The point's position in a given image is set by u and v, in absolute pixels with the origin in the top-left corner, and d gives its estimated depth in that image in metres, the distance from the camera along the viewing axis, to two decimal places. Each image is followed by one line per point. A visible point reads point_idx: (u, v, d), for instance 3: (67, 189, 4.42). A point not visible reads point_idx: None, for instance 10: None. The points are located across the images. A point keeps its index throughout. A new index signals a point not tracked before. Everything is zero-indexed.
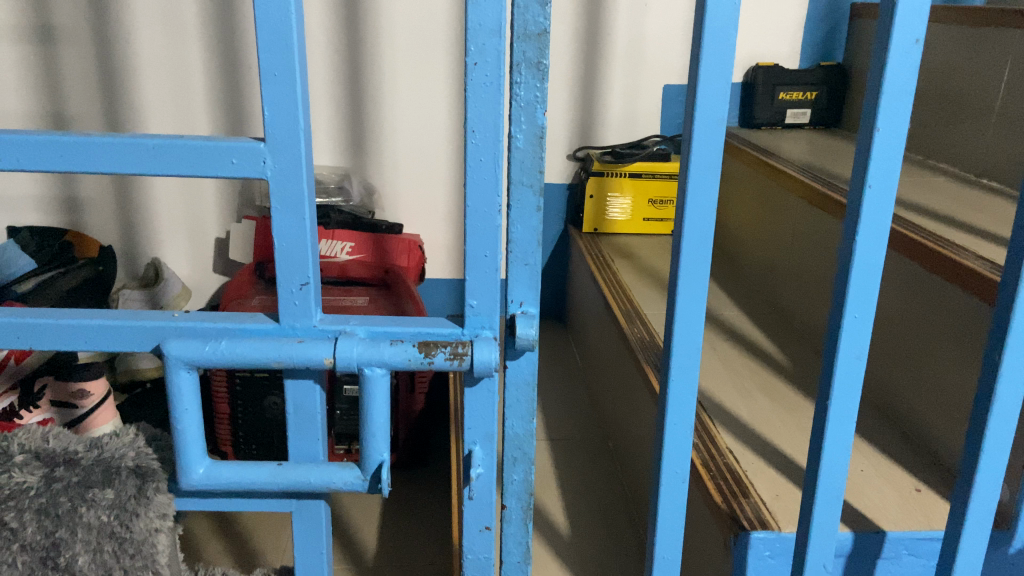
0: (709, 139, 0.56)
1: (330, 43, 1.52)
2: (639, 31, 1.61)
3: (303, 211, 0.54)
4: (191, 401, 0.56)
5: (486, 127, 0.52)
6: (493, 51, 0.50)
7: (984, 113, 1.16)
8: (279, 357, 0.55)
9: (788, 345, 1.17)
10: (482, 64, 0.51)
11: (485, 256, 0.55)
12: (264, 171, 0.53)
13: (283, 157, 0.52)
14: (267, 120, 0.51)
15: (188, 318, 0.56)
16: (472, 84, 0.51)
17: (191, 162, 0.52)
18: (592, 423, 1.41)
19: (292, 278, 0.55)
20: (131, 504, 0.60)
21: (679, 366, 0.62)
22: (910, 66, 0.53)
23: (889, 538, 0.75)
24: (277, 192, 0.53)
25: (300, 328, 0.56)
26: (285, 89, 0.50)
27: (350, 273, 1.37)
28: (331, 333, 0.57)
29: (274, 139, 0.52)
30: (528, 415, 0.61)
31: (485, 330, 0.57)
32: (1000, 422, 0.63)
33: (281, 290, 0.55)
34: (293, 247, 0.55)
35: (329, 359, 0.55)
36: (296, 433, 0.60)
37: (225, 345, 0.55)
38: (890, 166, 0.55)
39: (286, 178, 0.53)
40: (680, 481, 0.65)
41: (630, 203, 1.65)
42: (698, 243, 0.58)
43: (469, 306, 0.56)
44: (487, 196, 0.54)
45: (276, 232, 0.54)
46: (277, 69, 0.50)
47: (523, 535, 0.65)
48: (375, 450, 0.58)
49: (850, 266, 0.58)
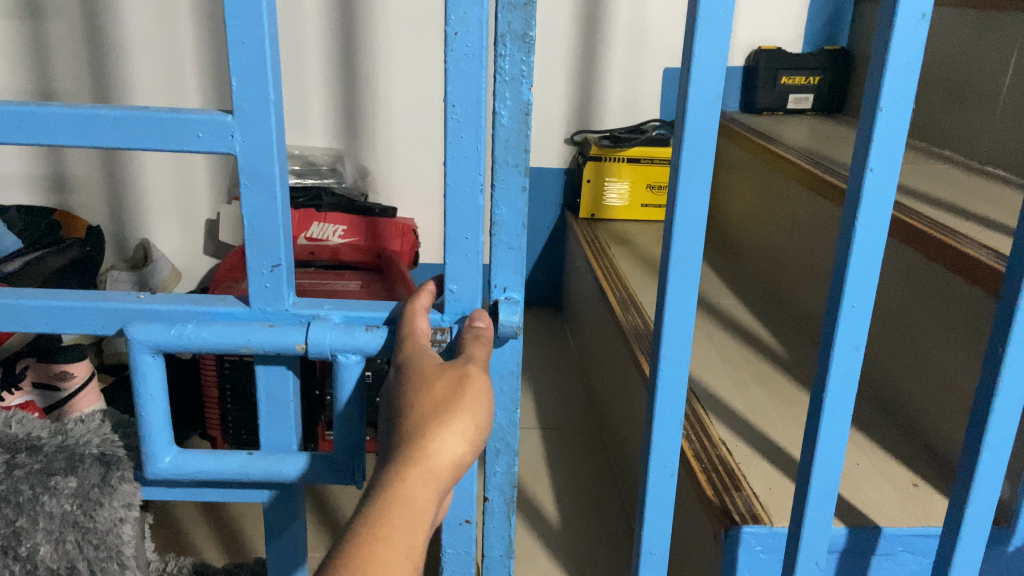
0: (704, 119, 0.53)
1: (325, 20, 1.48)
2: (641, 13, 1.57)
3: (274, 189, 0.51)
4: (156, 386, 0.54)
5: (467, 104, 0.49)
6: (475, 20, 0.47)
7: (991, 99, 1.13)
8: (248, 342, 0.52)
9: (784, 335, 1.15)
10: (463, 34, 0.48)
11: (465, 239, 0.52)
12: (233, 145, 0.50)
13: (253, 131, 0.49)
14: (236, 89, 0.48)
15: (155, 301, 0.54)
16: (453, 56, 0.48)
17: (153, 135, 0.49)
18: (585, 412, 1.38)
19: (262, 260, 0.53)
20: (95, 493, 0.58)
21: (668, 356, 0.59)
22: (916, 43, 0.50)
23: (884, 534, 0.73)
24: (247, 167, 0.50)
25: (273, 313, 0.54)
26: (252, 59, 0.47)
27: (342, 257, 1.36)
28: (304, 318, 0.54)
29: (243, 111, 0.49)
30: (512, 405, 0.59)
31: (465, 316, 0.55)
32: (1002, 417, 0.61)
33: (251, 272, 0.53)
34: (265, 227, 0.52)
35: (301, 344, 0.52)
36: (268, 421, 0.58)
37: (191, 329, 0.52)
38: (893, 149, 0.53)
39: (256, 154, 0.50)
40: (668, 475, 0.63)
41: (628, 189, 1.63)
42: (690, 228, 0.56)
43: (449, 291, 0.54)
44: (469, 177, 0.51)
45: (246, 211, 0.51)
46: (245, 36, 0.47)
47: (506, 529, 0.63)
48: (351, 439, 0.56)
49: (848, 255, 0.55)
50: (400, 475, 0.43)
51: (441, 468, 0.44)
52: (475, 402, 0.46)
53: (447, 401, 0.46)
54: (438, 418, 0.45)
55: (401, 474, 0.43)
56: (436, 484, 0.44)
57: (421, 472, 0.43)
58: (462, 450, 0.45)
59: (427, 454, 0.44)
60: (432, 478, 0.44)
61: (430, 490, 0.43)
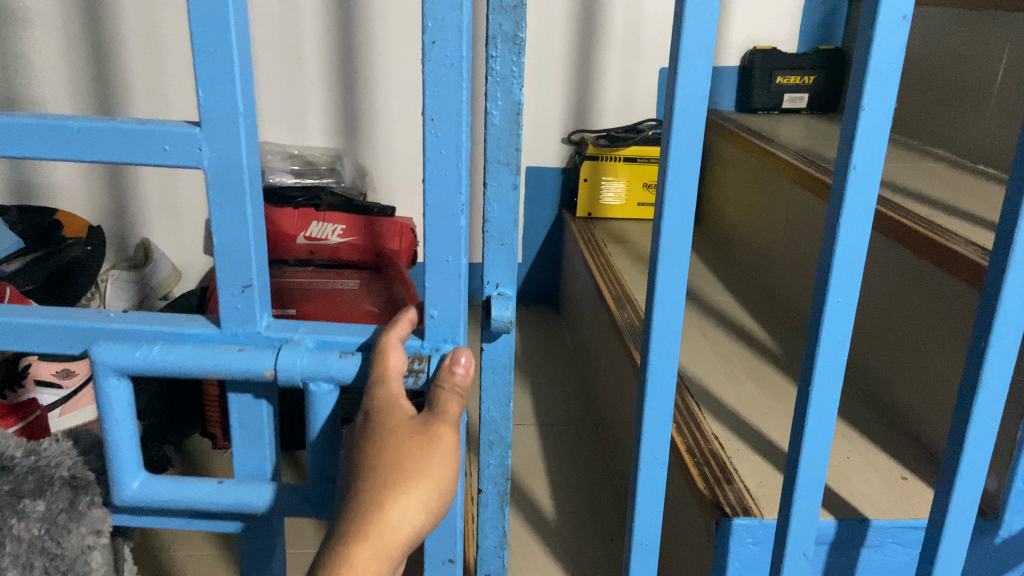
0: (691, 118, 0.54)
1: (324, 20, 1.49)
2: (637, 14, 1.59)
3: (244, 205, 0.52)
4: (123, 407, 0.55)
5: (446, 117, 0.50)
6: (453, 27, 0.48)
7: (981, 98, 1.14)
8: (216, 367, 0.53)
9: (777, 331, 1.16)
10: (441, 43, 0.48)
11: (447, 259, 0.53)
12: (202, 158, 0.51)
13: (221, 142, 0.50)
14: (203, 100, 0.49)
15: (125, 322, 0.55)
16: (432, 65, 0.48)
17: (123, 148, 0.50)
18: (581, 409, 1.40)
19: (233, 281, 0.54)
20: (62, 518, 0.59)
21: (658, 349, 0.60)
22: (896, 43, 0.51)
23: (872, 526, 0.74)
24: (215, 181, 0.51)
25: (244, 335, 0.55)
26: (221, 68, 0.48)
27: (341, 256, 1.41)
28: (276, 341, 0.55)
29: (211, 123, 0.50)
30: (504, 399, 0.60)
31: (447, 342, 0.55)
32: (986, 409, 0.62)
33: (223, 293, 0.54)
34: (237, 242, 0.53)
35: (270, 370, 0.53)
36: (242, 448, 0.59)
37: (158, 352, 0.54)
38: (876, 146, 0.54)
39: (225, 167, 0.51)
40: (659, 467, 0.64)
41: (625, 188, 1.64)
42: (678, 226, 0.57)
43: (430, 316, 0.55)
44: (450, 194, 0.51)
45: (217, 227, 0.53)
46: (211, 44, 0.48)
47: (500, 520, 0.66)
48: (323, 467, 0.57)
49: (832, 252, 0.57)
50: (355, 547, 0.47)
51: (395, 538, 0.48)
52: (437, 471, 0.50)
53: (411, 472, 0.49)
54: (398, 489, 0.49)
55: (356, 543, 0.47)
56: (388, 554, 0.48)
57: (376, 543, 0.47)
58: (417, 519, 0.49)
59: (384, 525, 0.48)
60: (384, 548, 0.48)
61: (381, 560, 0.47)
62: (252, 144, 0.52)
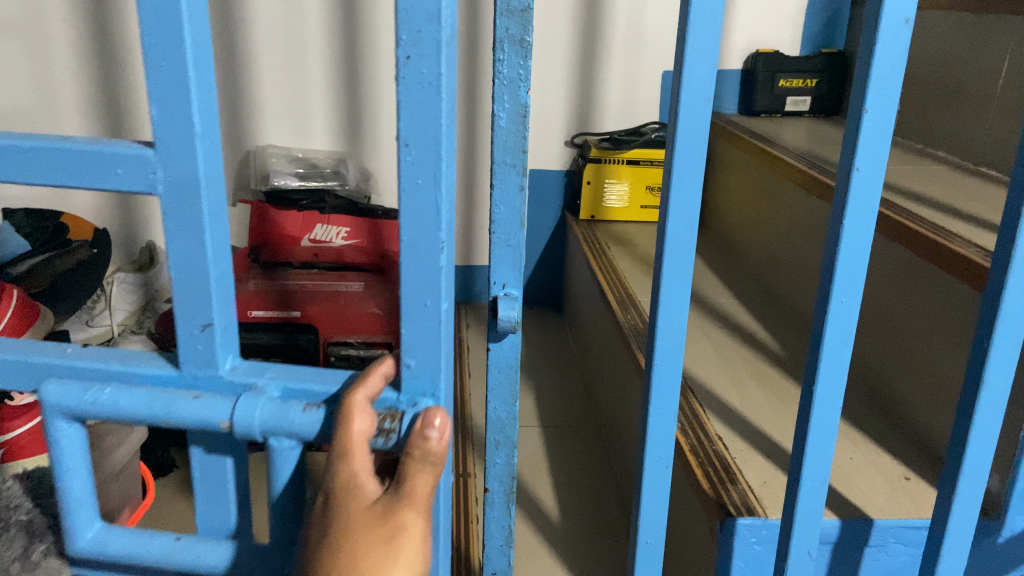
0: (695, 121, 0.55)
1: (329, 25, 1.50)
2: (640, 17, 1.59)
3: (202, 237, 0.47)
4: (76, 451, 0.51)
5: (424, 141, 0.44)
6: (430, 40, 0.42)
7: (983, 101, 1.15)
8: (171, 414, 0.49)
9: (780, 332, 1.17)
10: (417, 58, 0.42)
11: (424, 302, 0.47)
12: (155, 183, 0.46)
13: (176, 166, 0.46)
14: (157, 119, 0.44)
15: (82, 359, 0.52)
16: (406, 83, 0.43)
17: (72, 171, 0.46)
18: (584, 411, 1.40)
19: (193, 318, 0.49)
20: (14, 568, 0.54)
21: (662, 351, 0.61)
22: (899, 47, 0.52)
23: (876, 526, 0.74)
24: (171, 209, 0.46)
25: (204, 379, 0.50)
26: (176, 84, 0.44)
27: (345, 259, 1.40)
28: (238, 387, 0.50)
29: (166, 145, 0.45)
30: (510, 399, 0.62)
31: (425, 397, 0.50)
32: (988, 408, 0.63)
33: (181, 334, 0.50)
34: (195, 277, 0.48)
35: (226, 421, 0.48)
36: (206, 503, 0.55)
37: (108, 395, 0.49)
38: (879, 148, 0.54)
39: (180, 193, 0.46)
40: (664, 467, 0.65)
41: (627, 190, 1.64)
42: (682, 230, 0.58)
43: (407, 367, 0.49)
44: (427, 230, 0.46)
45: (173, 260, 0.48)
46: (163, 58, 0.43)
47: (505, 519, 0.67)
48: (285, 528, 0.52)
49: (835, 254, 0.57)
50: None
51: None
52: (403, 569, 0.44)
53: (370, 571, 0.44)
54: None
55: None
56: None
57: None
58: None
59: None
60: None
61: None
62: (213, 164, 0.47)
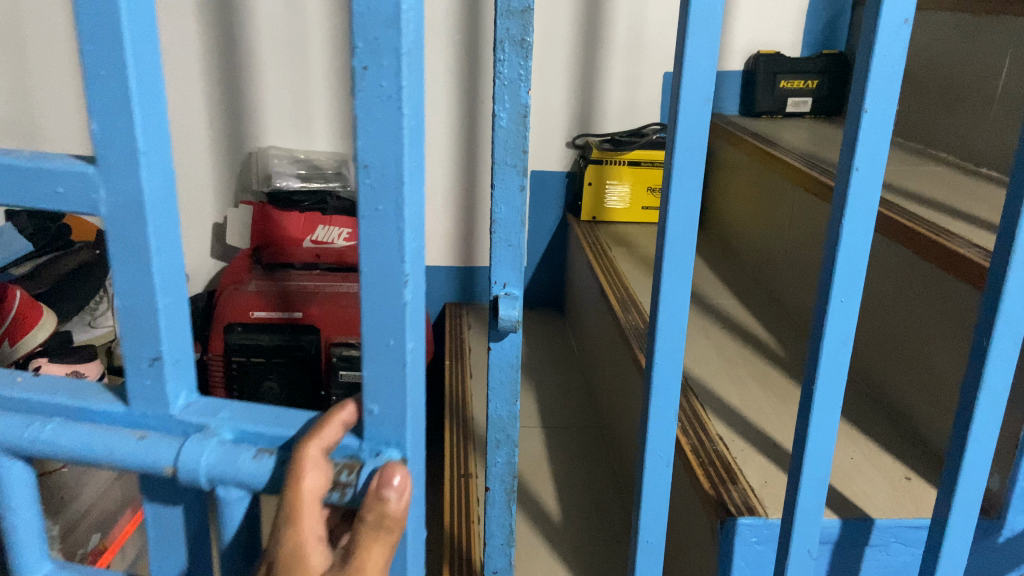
0: (695, 122, 0.55)
1: (330, 27, 1.50)
2: (641, 19, 1.60)
3: (149, 263, 0.43)
4: None
5: (385, 162, 0.38)
6: (389, 51, 0.37)
7: (983, 102, 1.15)
8: (114, 456, 0.45)
9: (781, 333, 1.17)
10: (376, 69, 0.37)
11: (387, 343, 0.42)
12: (99, 206, 0.42)
13: (120, 186, 0.41)
14: (98, 137, 0.40)
15: (25, 390, 0.48)
16: (363, 98, 0.38)
17: (18, 190, 0.43)
18: (585, 411, 1.40)
19: (140, 354, 0.45)
20: None
21: (662, 351, 0.61)
22: (897, 47, 0.52)
23: (877, 525, 0.75)
24: (115, 236, 0.43)
25: (152, 419, 0.46)
26: (117, 99, 0.39)
27: (347, 260, 1.44)
28: (189, 427, 0.46)
29: (108, 163, 0.41)
30: (511, 398, 0.63)
31: (387, 447, 0.44)
32: (989, 407, 0.63)
33: (129, 369, 0.45)
34: (142, 308, 0.44)
35: (170, 466, 0.45)
36: (158, 545, 0.51)
37: (50, 432, 0.46)
38: (878, 148, 0.55)
39: (125, 217, 0.42)
40: (664, 466, 0.65)
41: (629, 191, 1.64)
42: (682, 232, 0.58)
43: (368, 413, 0.43)
44: (391, 262, 0.40)
45: (119, 288, 0.43)
46: (103, 66, 0.39)
47: (507, 517, 0.68)
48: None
49: (835, 253, 0.57)
50: None
51: None
52: None
53: None
54: None
55: None
56: None
57: None
58: None
59: None
60: None
61: None
62: (162, 186, 0.43)
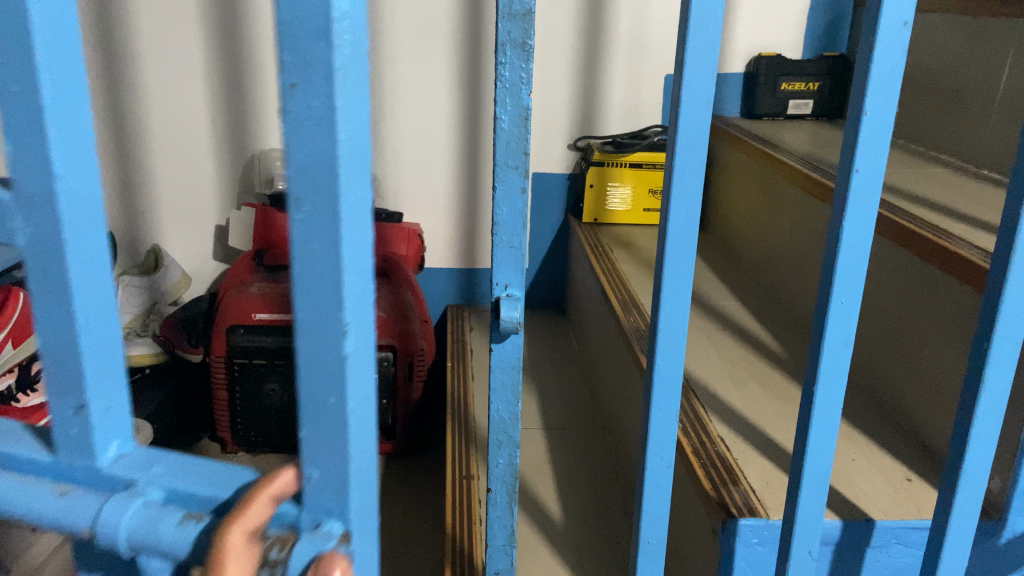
0: (696, 124, 0.55)
1: None
2: (642, 21, 1.60)
3: (72, 303, 0.36)
4: None
5: (319, 193, 0.31)
6: (320, 66, 0.30)
7: (984, 104, 1.15)
8: (31, 513, 0.38)
9: (781, 334, 1.17)
10: (306, 87, 0.30)
11: (325, 400, 0.34)
12: (16, 236, 0.35)
13: (35, 213, 0.34)
14: (10, 158, 0.34)
15: None
16: (291, 121, 0.31)
17: None
18: (587, 412, 1.41)
19: (64, 398, 0.37)
20: None
21: (663, 352, 0.61)
22: (897, 50, 0.52)
23: (877, 527, 0.75)
24: (32, 268, 0.35)
25: (80, 472, 0.38)
26: (28, 113, 0.33)
27: None
28: (120, 482, 0.38)
29: (20, 186, 0.34)
30: (512, 398, 0.64)
31: (329, 519, 0.35)
32: (989, 408, 0.63)
33: (52, 414, 0.38)
34: (63, 353, 0.36)
35: (88, 529, 0.36)
36: None
37: None
38: (878, 150, 0.55)
39: (42, 246, 0.35)
40: (665, 468, 0.65)
41: (630, 193, 1.65)
42: (682, 234, 0.58)
43: (307, 479, 0.35)
44: (327, 309, 0.33)
45: (38, 331, 0.36)
46: (11, 80, 0.33)
47: (508, 519, 0.68)
48: None
49: (835, 255, 0.58)
50: None
51: None
52: None
53: None
54: None
55: None
56: None
57: None
58: None
59: None
60: None
61: None
62: (90, 215, 0.36)
